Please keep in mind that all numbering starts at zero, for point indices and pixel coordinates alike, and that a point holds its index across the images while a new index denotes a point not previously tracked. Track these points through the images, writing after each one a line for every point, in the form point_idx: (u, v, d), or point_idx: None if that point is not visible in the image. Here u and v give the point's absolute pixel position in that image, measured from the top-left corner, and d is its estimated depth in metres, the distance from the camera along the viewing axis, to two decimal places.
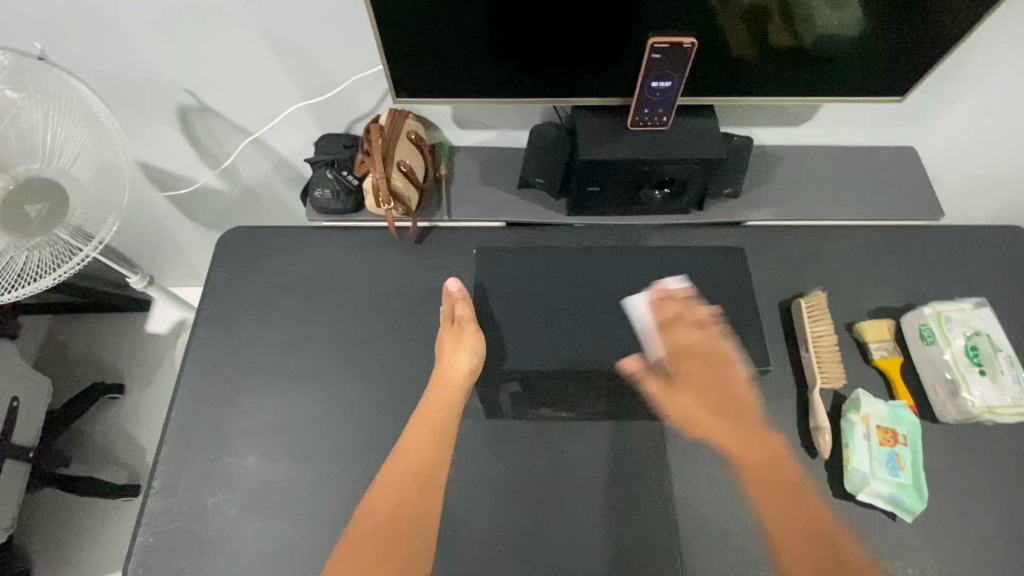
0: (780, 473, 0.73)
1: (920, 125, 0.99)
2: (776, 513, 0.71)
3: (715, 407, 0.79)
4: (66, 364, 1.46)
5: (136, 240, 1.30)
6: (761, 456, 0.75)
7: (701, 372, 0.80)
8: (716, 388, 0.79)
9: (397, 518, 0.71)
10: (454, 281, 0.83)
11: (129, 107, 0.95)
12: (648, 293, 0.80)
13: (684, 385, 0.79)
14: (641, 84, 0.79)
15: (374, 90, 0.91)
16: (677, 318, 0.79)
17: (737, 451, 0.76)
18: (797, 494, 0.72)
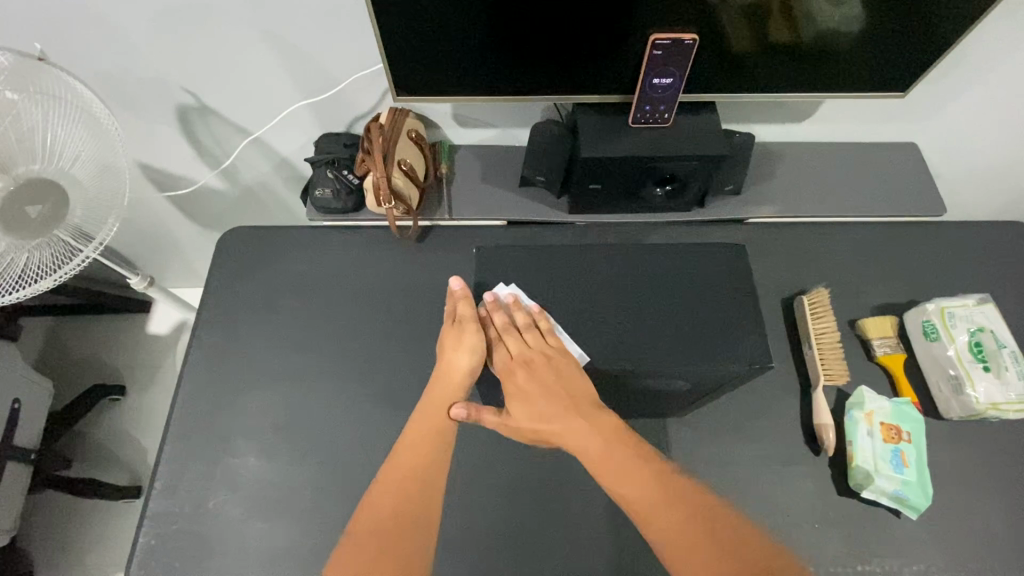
0: (631, 473, 0.70)
1: (922, 121, 0.99)
2: (665, 513, 0.67)
3: (559, 409, 0.74)
4: (67, 366, 1.46)
5: (136, 241, 1.29)
6: (619, 452, 0.72)
7: (529, 380, 0.75)
8: (551, 392, 0.74)
9: (399, 514, 0.71)
10: (458, 279, 0.82)
11: (127, 107, 0.94)
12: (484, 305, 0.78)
13: (534, 393, 0.75)
14: (642, 81, 0.78)
15: (374, 89, 0.91)
16: (507, 329, 0.76)
17: (596, 451, 0.73)
18: (671, 497, 0.68)
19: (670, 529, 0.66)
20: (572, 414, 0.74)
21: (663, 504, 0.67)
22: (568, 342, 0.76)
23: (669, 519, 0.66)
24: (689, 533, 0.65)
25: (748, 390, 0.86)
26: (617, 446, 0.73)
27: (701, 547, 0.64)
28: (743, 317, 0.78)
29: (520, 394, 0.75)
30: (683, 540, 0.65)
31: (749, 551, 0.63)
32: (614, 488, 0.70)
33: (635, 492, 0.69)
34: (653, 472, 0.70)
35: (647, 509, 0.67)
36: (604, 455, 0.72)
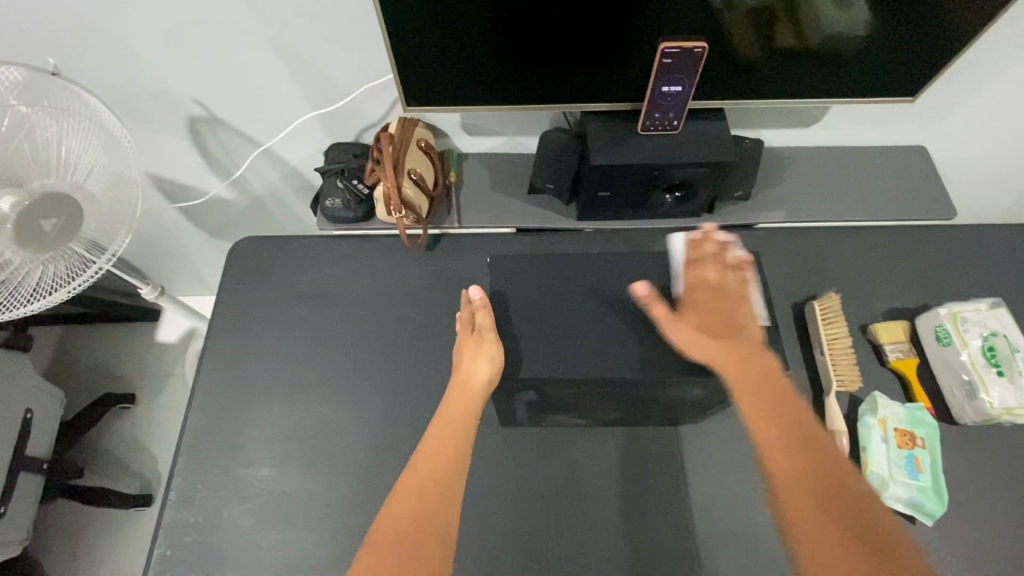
0: (781, 403, 0.71)
1: (931, 124, 0.99)
2: (772, 438, 0.69)
3: (721, 335, 0.75)
4: (78, 375, 1.47)
5: (146, 250, 1.30)
6: (752, 380, 0.72)
7: (707, 303, 0.78)
8: (720, 315, 0.77)
9: (420, 523, 0.69)
10: (476, 288, 0.82)
11: (139, 119, 0.95)
12: (688, 232, 0.84)
13: (717, 313, 0.77)
14: (651, 89, 0.78)
15: (383, 99, 0.91)
16: (710, 258, 0.82)
17: (731, 368, 0.72)
18: (791, 428, 0.70)
19: (791, 467, 0.67)
20: (739, 346, 0.75)
21: (773, 429, 0.70)
22: (581, 350, 0.76)
23: (765, 432, 0.70)
24: (818, 479, 0.66)
25: None
26: (767, 381, 0.72)
27: (810, 474, 0.66)
28: (757, 325, 0.77)
29: (720, 310, 0.77)
30: (808, 445, 0.68)
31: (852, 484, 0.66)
32: (756, 422, 0.70)
33: (765, 423, 0.70)
34: (796, 411, 0.71)
35: (766, 432, 0.70)
36: (748, 385, 0.72)
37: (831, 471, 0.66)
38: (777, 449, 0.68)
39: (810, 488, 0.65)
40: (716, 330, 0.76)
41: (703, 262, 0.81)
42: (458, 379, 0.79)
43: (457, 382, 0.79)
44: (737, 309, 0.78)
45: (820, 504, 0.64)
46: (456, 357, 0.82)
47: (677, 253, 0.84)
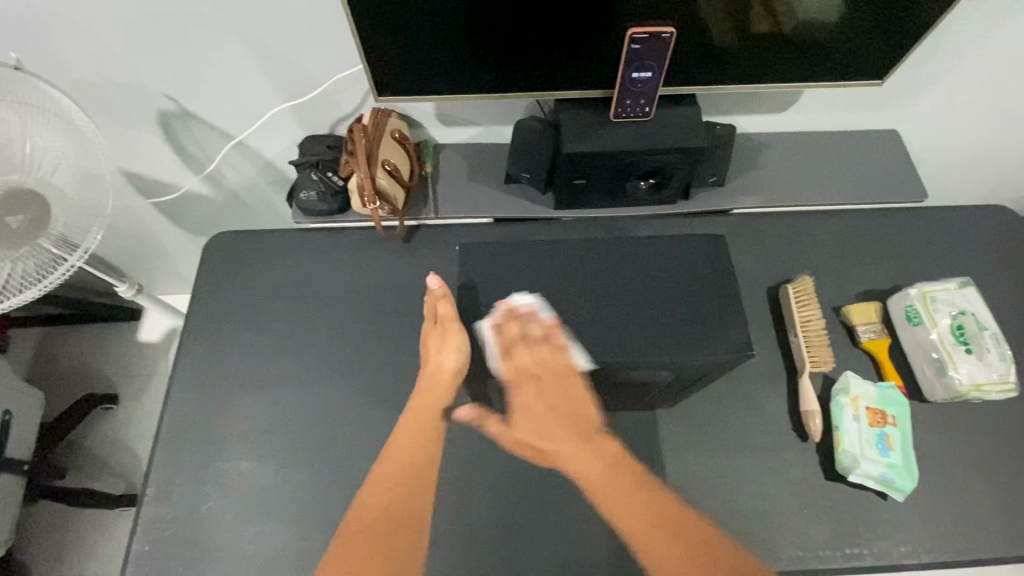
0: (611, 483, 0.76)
1: (901, 108, 1.00)
2: (621, 511, 0.75)
3: (568, 435, 0.80)
4: (58, 377, 1.45)
5: (123, 249, 1.29)
6: (594, 474, 0.77)
7: (538, 400, 0.79)
8: (550, 413, 0.79)
9: (389, 524, 0.75)
10: (435, 278, 0.85)
11: (109, 115, 0.94)
12: (493, 315, 0.77)
13: (546, 433, 0.80)
14: (622, 75, 0.78)
15: (356, 89, 0.91)
16: (521, 339, 0.76)
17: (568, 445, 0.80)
18: (614, 482, 0.77)
19: (655, 550, 0.72)
20: (575, 442, 0.80)
21: (620, 502, 0.75)
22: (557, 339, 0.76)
23: (627, 517, 0.74)
24: (680, 552, 0.71)
25: (735, 379, 0.87)
26: (607, 476, 0.77)
27: (683, 555, 0.70)
28: (722, 309, 0.76)
29: (566, 413, 0.79)
30: (673, 529, 0.72)
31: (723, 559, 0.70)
32: (610, 505, 0.76)
33: (620, 512, 0.75)
34: (620, 477, 0.77)
35: (598, 477, 0.77)
36: (605, 483, 0.77)
37: (711, 555, 0.70)
38: (643, 534, 0.73)
39: (692, 573, 0.69)
40: (548, 437, 0.80)
41: (515, 349, 0.77)
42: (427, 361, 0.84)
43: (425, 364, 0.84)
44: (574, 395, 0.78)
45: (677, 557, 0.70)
46: (422, 347, 0.86)
47: (488, 341, 0.78)
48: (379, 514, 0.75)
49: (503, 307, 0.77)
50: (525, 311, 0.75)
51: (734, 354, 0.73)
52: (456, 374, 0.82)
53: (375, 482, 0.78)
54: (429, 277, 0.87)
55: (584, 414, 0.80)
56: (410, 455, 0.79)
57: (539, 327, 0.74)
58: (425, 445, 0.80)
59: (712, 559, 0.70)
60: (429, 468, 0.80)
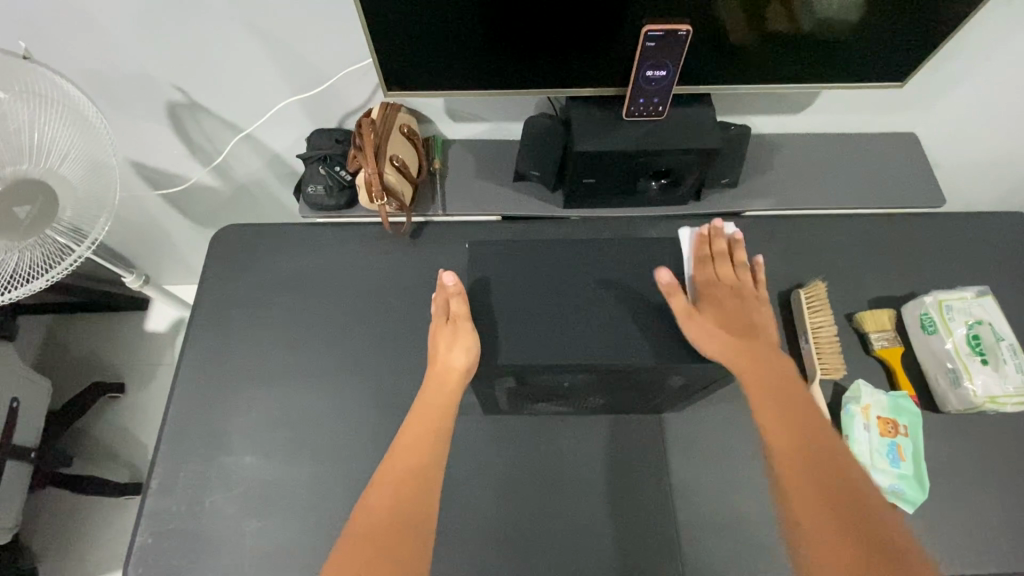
0: (777, 383, 0.72)
1: (921, 110, 0.97)
2: (771, 408, 0.70)
3: (734, 336, 0.75)
4: (66, 364, 1.46)
5: (132, 239, 1.29)
6: (762, 372, 0.73)
7: (714, 304, 0.79)
8: (728, 315, 0.78)
9: (396, 513, 0.70)
10: (450, 273, 0.81)
11: (117, 106, 0.94)
12: (701, 227, 0.85)
13: (706, 324, 0.74)
14: (635, 72, 0.77)
15: (365, 83, 0.90)
16: (716, 257, 0.83)
17: (733, 345, 0.74)
18: (796, 397, 0.72)
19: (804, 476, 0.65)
20: (722, 335, 0.74)
21: (760, 383, 0.72)
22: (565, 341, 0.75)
23: (773, 402, 0.70)
24: (802, 427, 0.68)
25: (743, 385, 0.85)
26: (793, 400, 0.71)
27: (811, 485, 0.64)
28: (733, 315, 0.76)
29: (727, 317, 0.77)
30: (796, 416, 0.69)
31: (840, 468, 0.65)
32: (761, 406, 0.71)
33: (767, 394, 0.71)
34: (796, 388, 0.72)
35: (750, 375, 0.73)
36: (779, 414, 0.70)
37: (813, 425, 0.69)
38: (811, 512, 0.63)
39: (812, 495, 0.63)
40: (726, 327, 0.76)
41: (715, 262, 0.83)
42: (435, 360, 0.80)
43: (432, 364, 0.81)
44: (755, 318, 0.80)
45: (792, 439, 0.68)
46: (432, 345, 0.82)
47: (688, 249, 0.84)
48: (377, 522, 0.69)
49: (714, 223, 0.85)
50: (732, 240, 0.86)
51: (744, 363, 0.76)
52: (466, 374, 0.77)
53: (379, 482, 0.73)
54: (445, 272, 0.83)
55: (757, 327, 0.79)
56: (414, 454, 0.74)
57: (741, 254, 0.85)
58: (431, 447, 0.75)
59: (847, 496, 0.63)
60: (436, 466, 0.74)
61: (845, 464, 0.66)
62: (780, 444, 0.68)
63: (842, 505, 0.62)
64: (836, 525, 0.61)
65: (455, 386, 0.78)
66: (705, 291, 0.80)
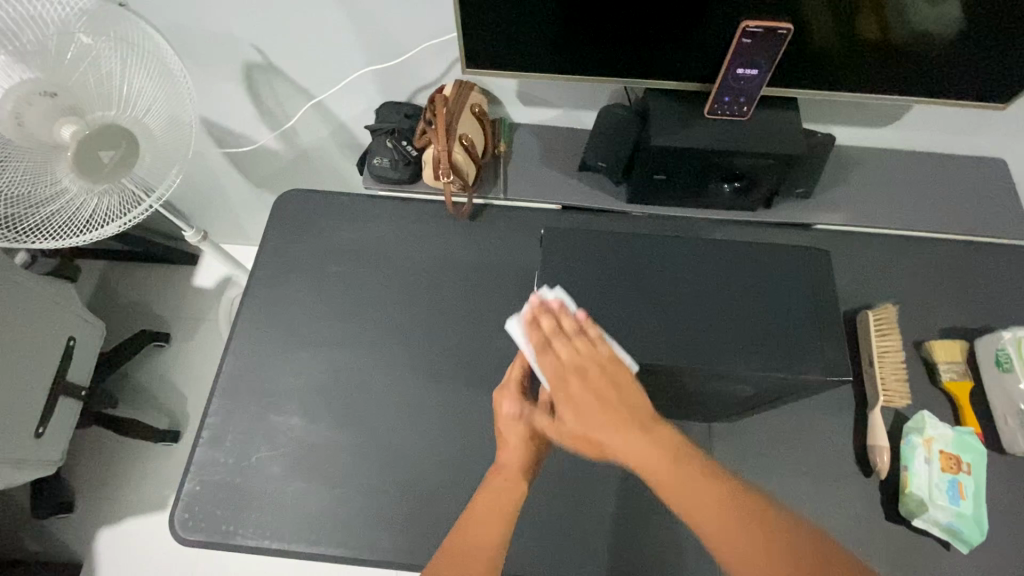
0: (654, 445, 0.60)
1: (1018, 137, 0.92)
2: (673, 485, 0.58)
3: (606, 421, 0.62)
4: (117, 310, 1.51)
5: (192, 195, 1.32)
6: (635, 440, 0.61)
7: (586, 389, 0.63)
8: (606, 403, 0.62)
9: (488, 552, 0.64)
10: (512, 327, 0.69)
11: (198, 62, 0.95)
12: (522, 312, 0.69)
13: (599, 425, 0.62)
14: (725, 70, 0.74)
15: (442, 59, 0.89)
16: (557, 334, 0.65)
17: (608, 423, 0.62)
18: (674, 474, 0.58)
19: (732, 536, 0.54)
20: (617, 415, 0.62)
21: (666, 478, 0.59)
22: None
23: (631, 453, 0.61)
24: (735, 516, 0.55)
25: (800, 404, 0.83)
26: (651, 444, 0.60)
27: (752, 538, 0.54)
28: (809, 330, 0.71)
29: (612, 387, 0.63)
30: (714, 503, 0.56)
31: (781, 533, 0.54)
32: (661, 491, 0.59)
33: (621, 445, 0.61)
34: (667, 443, 0.61)
35: (644, 465, 0.60)
36: (646, 466, 0.60)
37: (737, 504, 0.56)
38: (720, 533, 0.55)
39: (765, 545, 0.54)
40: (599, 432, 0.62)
41: (553, 345, 0.65)
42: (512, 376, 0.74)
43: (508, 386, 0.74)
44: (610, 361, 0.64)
45: (715, 516, 0.56)
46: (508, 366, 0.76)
47: (519, 339, 0.68)
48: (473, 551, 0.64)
49: (533, 300, 0.67)
50: (556, 304, 0.67)
51: (827, 377, 0.68)
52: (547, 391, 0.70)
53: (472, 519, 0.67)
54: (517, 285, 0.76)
55: (627, 382, 0.63)
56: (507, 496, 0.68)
57: (572, 321, 0.66)
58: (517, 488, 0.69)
59: (788, 547, 0.53)
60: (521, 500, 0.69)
61: (772, 521, 0.55)
62: (712, 530, 0.55)
63: (780, 555, 0.53)
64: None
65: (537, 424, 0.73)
66: (557, 391, 0.64)
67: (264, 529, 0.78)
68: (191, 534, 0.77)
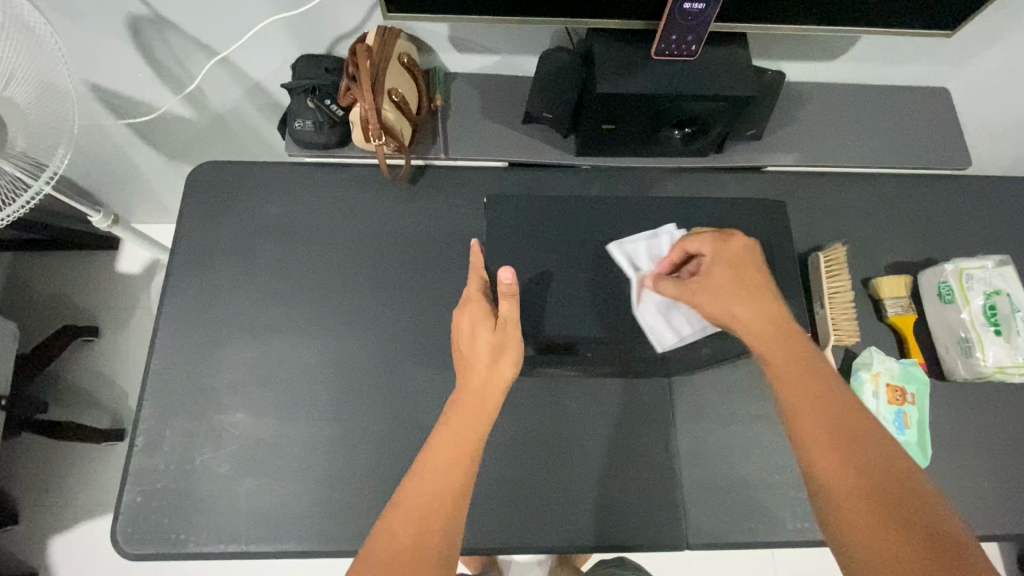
0: (804, 361, 0.57)
1: (962, 64, 0.91)
2: (802, 401, 0.54)
3: (766, 321, 0.60)
4: (31, 307, 1.37)
5: (97, 173, 1.17)
6: (788, 351, 0.58)
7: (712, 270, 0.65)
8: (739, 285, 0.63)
9: (428, 527, 0.52)
10: (507, 268, 0.66)
11: (72, 19, 0.80)
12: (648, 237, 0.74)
13: (727, 299, 0.62)
14: (671, 5, 0.67)
15: (361, 3, 0.78)
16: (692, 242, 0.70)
17: (758, 334, 0.60)
18: (818, 376, 0.56)
19: (839, 474, 0.50)
20: (758, 296, 0.62)
21: (805, 399, 0.54)
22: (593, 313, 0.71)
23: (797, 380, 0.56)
24: (828, 435, 0.52)
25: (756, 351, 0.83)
26: (802, 370, 0.56)
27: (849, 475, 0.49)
28: None
29: (723, 256, 0.64)
30: (817, 410, 0.53)
31: (897, 480, 0.48)
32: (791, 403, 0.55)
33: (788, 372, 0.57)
34: (826, 380, 0.55)
35: (793, 378, 0.56)
36: (796, 386, 0.55)
37: (852, 438, 0.51)
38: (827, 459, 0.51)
39: (854, 486, 0.49)
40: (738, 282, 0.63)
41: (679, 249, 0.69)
42: (472, 289, 0.70)
43: (468, 301, 0.69)
44: (730, 248, 0.65)
45: (831, 451, 0.51)
46: (463, 325, 0.68)
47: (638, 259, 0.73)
48: (434, 487, 0.55)
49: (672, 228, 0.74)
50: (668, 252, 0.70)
51: None
52: (505, 295, 0.65)
53: (409, 494, 0.55)
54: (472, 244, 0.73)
55: (764, 280, 0.63)
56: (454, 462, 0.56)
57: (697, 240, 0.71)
58: (467, 461, 0.57)
59: (885, 488, 0.48)
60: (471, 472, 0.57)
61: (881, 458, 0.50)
62: (827, 464, 0.51)
63: (882, 492, 0.48)
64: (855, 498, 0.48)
65: (490, 381, 0.63)
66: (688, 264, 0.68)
67: (217, 531, 0.73)
68: (137, 548, 0.73)
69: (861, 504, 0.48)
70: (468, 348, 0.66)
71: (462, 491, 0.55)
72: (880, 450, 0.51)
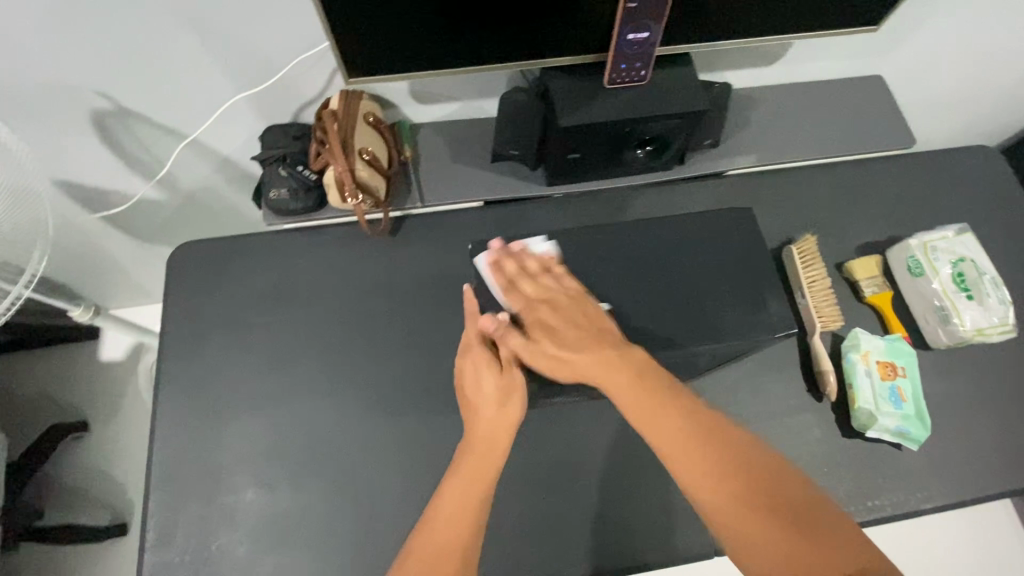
0: (665, 400, 0.59)
1: (889, 52, 0.97)
2: (670, 438, 0.57)
3: (587, 345, 0.65)
4: (15, 411, 1.33)
5: (71, 268, 1.16)
6: (643, 387, 0.60)
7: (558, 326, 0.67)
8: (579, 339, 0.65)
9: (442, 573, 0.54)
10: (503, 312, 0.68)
11: (37, 122, 0.81)
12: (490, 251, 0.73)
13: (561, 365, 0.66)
14: (616, 37, 0.71)
15: (321, 71, 0.81)
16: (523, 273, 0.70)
17: (607, 381, 0.62)
18: (689, 420, 0.57)
19: (721, 502, 0.53)
20: (595, 351, 0.64)
21: (670, 427, 0.57)
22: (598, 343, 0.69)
23: (659, 415, 0.58)
24: (704, 458, 0.55)
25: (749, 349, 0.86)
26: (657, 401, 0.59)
27: (734, 496, 0.53)
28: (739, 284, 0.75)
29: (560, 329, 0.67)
30: (686, 441, 0.56)
31: (774, 490, 0.53)
32: (671, 456, 0.56)
33: (645, 411, 0.59)
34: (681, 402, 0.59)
35: (666, 435, 0.57)
36: (660, 418, 0.58)
37: (724, 456, 0.55)
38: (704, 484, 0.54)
39: (740, 507, 0.52)
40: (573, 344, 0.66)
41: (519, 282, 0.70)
42: (472, 336, 0.72)
43: (470, 349, 0.72)
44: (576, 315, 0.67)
45: (705, 478, 0.54)
46: (469, 375, 0.71)
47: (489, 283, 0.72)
48: (445, 536, 0.57)
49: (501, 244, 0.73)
50: (517, 246, 0.73)
51: (777, 332, 0.74)
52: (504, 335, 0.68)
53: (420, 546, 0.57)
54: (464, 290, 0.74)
55: (593, 331, 0.66)
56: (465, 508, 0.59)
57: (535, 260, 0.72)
58: (480, 504, 0.59)
59: (762, 498, 0.52)
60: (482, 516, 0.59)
61: (773, 485, 0.53)
62: (704, 499, 0.54)
63: (771, 517, 0.51)
64: (745, 522, 0.51)
65: (501, 424, 0.66)
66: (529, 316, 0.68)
67: None
68: None
69: (754, 526, 0.51)
70: (475, 391, 0.69)
71: (473, 535, 0.57)
72: (757, 475, 0.53)
